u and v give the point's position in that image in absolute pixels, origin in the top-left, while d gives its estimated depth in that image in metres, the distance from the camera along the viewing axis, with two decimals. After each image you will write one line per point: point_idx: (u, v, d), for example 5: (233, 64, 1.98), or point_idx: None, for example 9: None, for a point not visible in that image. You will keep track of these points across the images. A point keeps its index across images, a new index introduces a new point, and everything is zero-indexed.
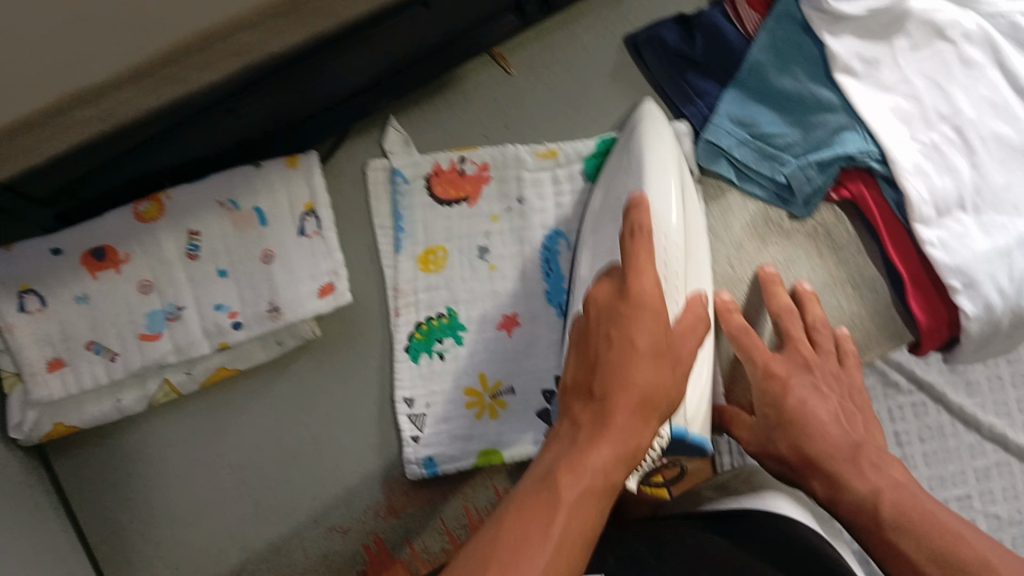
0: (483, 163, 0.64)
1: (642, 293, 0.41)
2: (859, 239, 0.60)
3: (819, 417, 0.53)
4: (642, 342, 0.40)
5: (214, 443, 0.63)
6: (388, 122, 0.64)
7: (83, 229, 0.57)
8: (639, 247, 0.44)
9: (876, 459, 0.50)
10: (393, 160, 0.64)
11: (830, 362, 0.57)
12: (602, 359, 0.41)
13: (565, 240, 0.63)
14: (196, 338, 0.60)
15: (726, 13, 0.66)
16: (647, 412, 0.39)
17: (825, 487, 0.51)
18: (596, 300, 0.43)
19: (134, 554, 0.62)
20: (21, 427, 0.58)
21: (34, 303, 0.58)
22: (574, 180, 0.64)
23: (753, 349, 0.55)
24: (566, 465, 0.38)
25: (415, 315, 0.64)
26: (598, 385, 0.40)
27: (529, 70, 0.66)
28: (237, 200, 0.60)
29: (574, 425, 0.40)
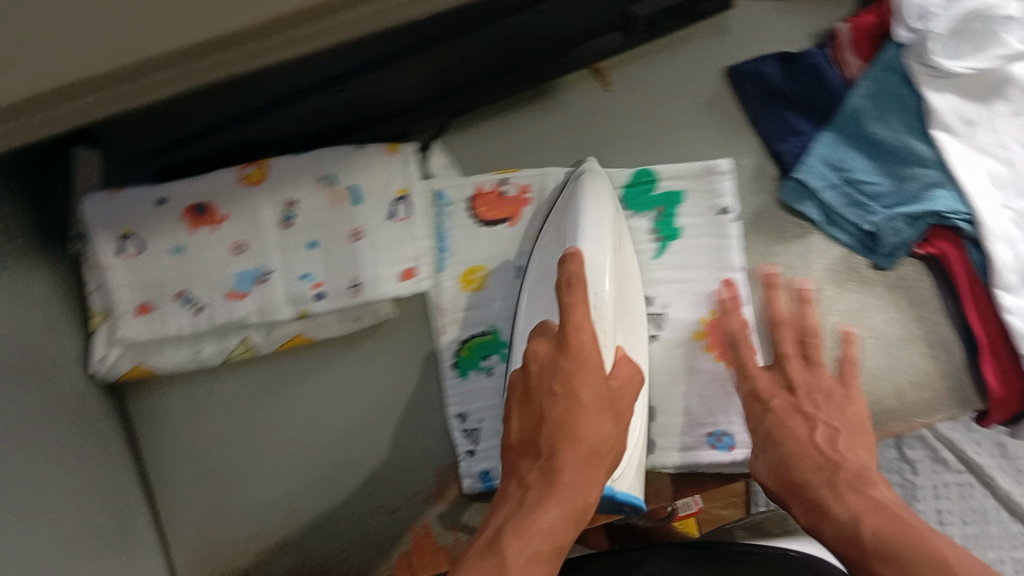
0: (524, 186, 0.65)
1: (581, 354, 0.48)
2: (937, 296, 0.63)
3: (797, 436, 0.51)
4: (584, 399, 0.47)
5: (277, 406, 0.66)
6: (432, 144, 0.66)
7: (189, 184, 0.61)
8: (574, 308, 0.50)
9: (860, 484, 0.46)
10: (435, 182, 0.65)
11: (822, 382, 0.54)
12: (551, 420, 0.47)
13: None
14: (279, 303, 0.62)
15: (829, 57, 0.65)
16: (592, 466, 0.46)
17: (807, 516, 0.47)
18: (535, 354, 0.50)
19: (185, 502, 0.64)
20: (102, 362, 0.62)
21: (132, 248, 0.61)
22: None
23: (780, 342, 0.56)
24: (512, 526, 0.44)
25: (457, 332, 0.65)
26: (545, 442, 0.47)
27: (628, 88, 0.67)
28: (336, 176, 0.62)
29: (523, 484, 0.47)
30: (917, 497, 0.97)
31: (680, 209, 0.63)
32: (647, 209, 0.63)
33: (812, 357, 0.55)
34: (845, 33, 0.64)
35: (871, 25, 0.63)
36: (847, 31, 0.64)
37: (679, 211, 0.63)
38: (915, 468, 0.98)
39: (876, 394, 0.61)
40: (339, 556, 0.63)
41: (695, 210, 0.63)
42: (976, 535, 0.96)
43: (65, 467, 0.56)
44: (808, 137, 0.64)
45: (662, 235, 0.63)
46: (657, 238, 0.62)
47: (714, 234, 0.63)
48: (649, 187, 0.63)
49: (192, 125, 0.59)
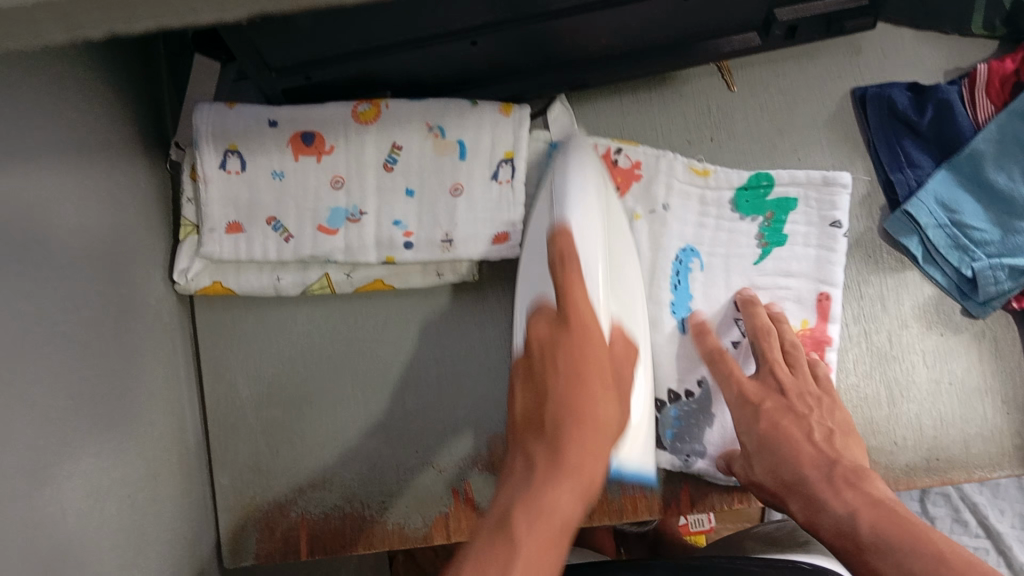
0: (637, 162, 0.63)
1: (582, 333, 0.52)
2: (1021, 352, 0.62)
3: (793, 440, 0.55)
4: (588, 380, 0.50)
5: (343, 344, 0.66)
6: (557, 97, 0.65)
7: (302, 110, 0.61)
8: (573, 283, 0.53)
9: (853, 479, 0.51)
10: (553, 135, 0.65)
11: (810, 384, 0.59)
12: (555, 395, 0.50)
13: (699, 259, 0.64)
14: (367, 245, 0.62)
15: (962, 96, 0.63)
16: (599, 436, 0.49)
17: (803, 512, 0.52)
18: (538, 337, 0.53)
19: (239, 422, 0.64)
20: (186, 272, 0.63)
21: (234, 164, 0.61)
22: (723, 207, 0.64)
23: (766, 351, 0.60)
24: (522, 503, 0.46)
25: None
26: (549, 420, 0.50)
27: (750, 92, 0.66)
28: (445, 128, 0.62)
29: (527, 460, 0.49)
30: None
31: (791, 216, 0.64)
32: (757, 213, 0.64)
33: (794, 360, 0.60)
34: (983, 73, 0.62)
35: (1009, 71, 0.62)
36: (984, 72, 0.62)
37: (787, 217, 0.64)
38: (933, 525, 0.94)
39: (944, 438, 0.61)
40: (381, 505, 0.63)
41: (805, 219, 0.63)
42: None
43: (135, 373, 0.56)
44: (926, 172, 0.63)
45: (767, 240, 0.64)
46: (762, 243, 0.63)
47: (820, 245, 0.63)
48: (763, 192, 0.63)
49: (336, 49, 0.55)
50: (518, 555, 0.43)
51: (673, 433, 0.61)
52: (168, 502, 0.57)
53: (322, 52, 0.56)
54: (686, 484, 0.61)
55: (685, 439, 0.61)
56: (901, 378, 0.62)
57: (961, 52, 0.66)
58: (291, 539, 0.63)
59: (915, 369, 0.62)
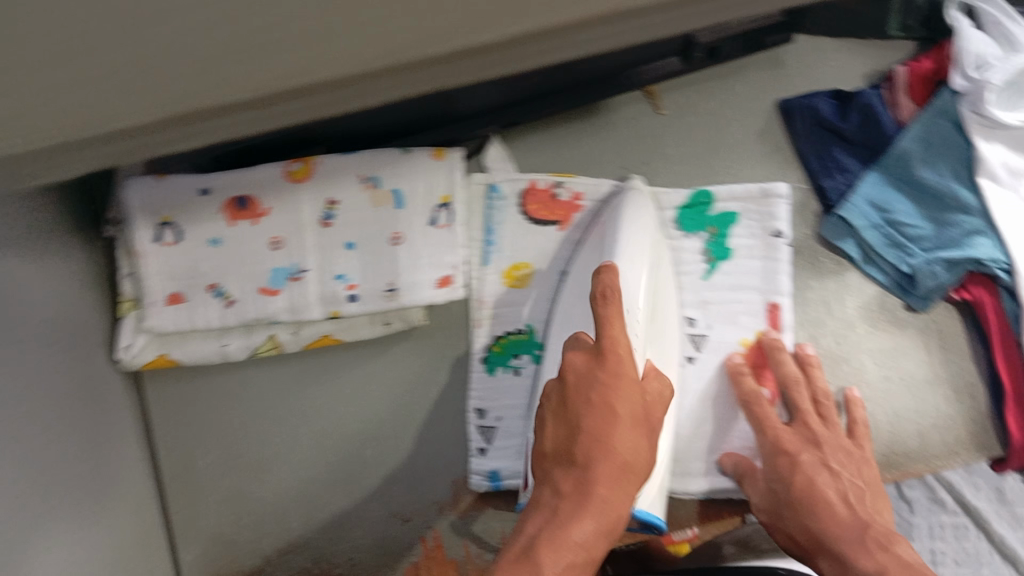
0: (579, 193, 0.66)
1: (618, 367, 0.49)
2: (966, 341, 0.64)
3: (824, 493, 0.53)
4: (622, 414, 0.48)
5: (299, 405, 0.65)
6: (490, 138, 0.66)
7: (235, 175, 0.60)
8: (611, 318, 0.50)
9: (886, 539, 0.49)
10: (493, 175, 0.66)
11: (840, 437, 0.58)
12: (584, 426, 0.48)
13: None
14: (311, 302, 0.62)
15: (884, 98, 0.65)
16: (624, 477, 0.47)
17: (833, 569, 0.49)
18: (573, 366, 0.50)
19: (198, 493, 0.63)
20: (129, 349, 0.61)
21: (169, 236, 0.60)
22: (667, 226, 0.64)
23: (797, 401, 0.60)
24: (545, 537, 0.45)
25: (495, 329, 0.65)
26: (579, 454, 0.47)
27: (679, 114, 0.67)
28: (380, 178, 0.61)
29: (556, 492, 0.47)
30: None
31: (733, 229, 0.64)
32: (699, 229, 0.64)
33: (827, 415, 0.60)
34: (903, 75, 0.64)
35: (928, 71, 0.63)
36: (904, 74, 0.64)
37: (731, 231, 0.64)
38: None
39: (901, 432, 0.63)
40: (349, 562, 0.63)
41: (748, 231, 0.64)
42: None
43: (85, 461, 0.54)
44: (855, 176, 0.64)
45: (713, 255, 0.64)
46: (708, 259, 0.63)
47: (765, 256, 0.64)
48: (705, 208, 0.64)
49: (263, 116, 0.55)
50: None
51: None
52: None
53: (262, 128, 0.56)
54: None
55: None
56: (853, 378, 0.63)
57: (878, 55, 0.68)
58: None
59: (865, 367, 0.63)
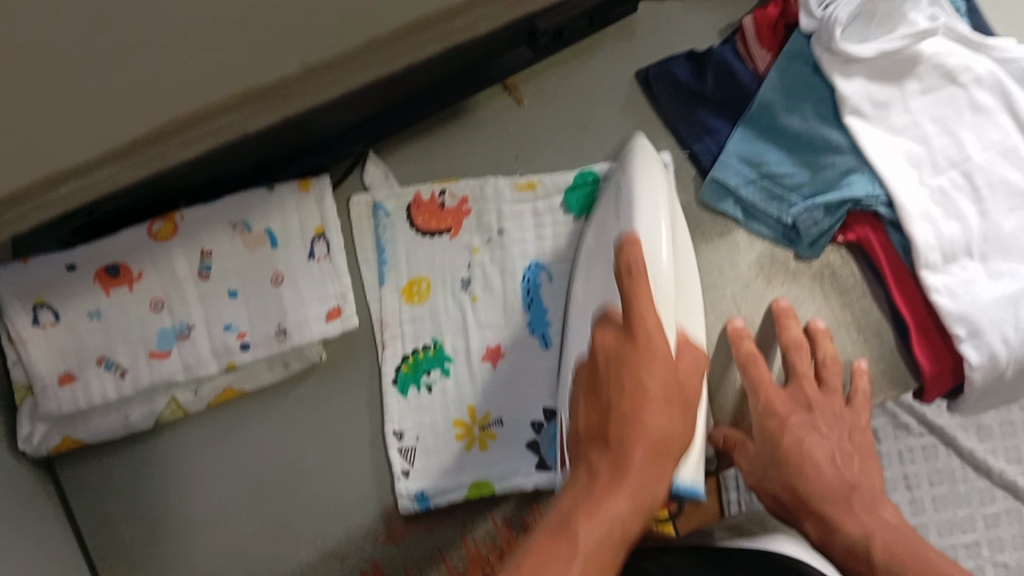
0: (463, 198, 0.66)
1: (650, 344, 0.44)
2: (864, 283, 0.62)
3: (811, 455, 0.54)
4: (652, 388, 0.43)
5: (219, 459, 0.64)
6: (368, 155, 0.66)
7: (98, 245, 0.58)
8: (639, 292, 0.46)
9: (869, 501, 0.52)
10: (375, 194, 0.66)
11: (835, 402, 0.58)
12: (615, 408, 0.43)
13: (546, 271, 0.64)
14: (205, 356, 0.61)
15: (738, 52, 0.65)
16: (660, 457, 0.42)
17: (817, 529, 0.52)
18: (603, 347, 0.46)
19: (134, 569, 0.62)
20: (31, 438, 0.60)
21: (48, 317, 0.59)
22: (557, 212, 0.65)
23: (795, 364, 0.58)
24: (582, 512, 0.40)
25: (401, 347, 0.65)
26: (612, 431, 0.43)
27: (541, 102, 0.67)
28: (250, 222, 0.61)
29: (591, 472, 0.42)
30: (884, 464, 0.97)
31: None
32: (589, 211, 0.65)
33: (825, 379, 0.59)
34: (751, 26, 0.65)
35: (775, 16, 0.64)
36: (751, 25, 0.64)
37: None
38: (878, 436, 0.98)
39: None
40: None
41: None
42: (945, 495, 0.98)
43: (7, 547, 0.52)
44: (724, 134, 0.65)
45: None
46: None
47: None
48: (592, 188, 0.64)
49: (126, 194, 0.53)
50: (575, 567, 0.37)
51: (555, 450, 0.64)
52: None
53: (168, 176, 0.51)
54: None
55: None
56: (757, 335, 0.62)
57: (728, 9, 0.69)
58: None
59: None
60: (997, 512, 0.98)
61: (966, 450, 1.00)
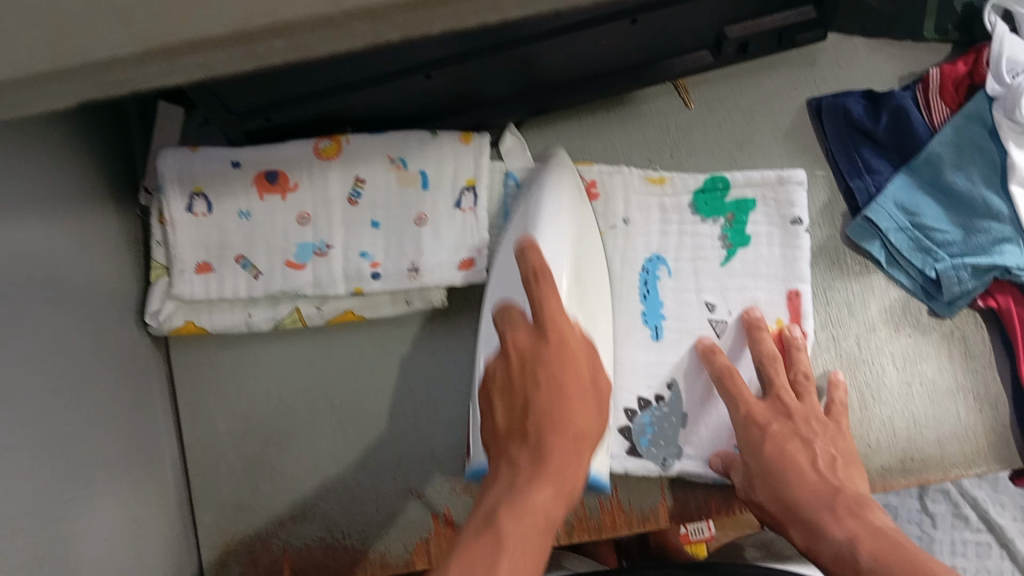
0: (593, 181, 0.65)
1: (562, 341, 0.50)
2: (991, 351, 0.63)
3: (797, 464, 0.54)
4: (569, 391, 0.48)
5: (320, 377, 0.66)
6: (507, 127, 0.67)
7: (265, 150, 0.62)
8: (548, 299, 0.51)
9: (856, 507, 0.50)
10: (509, 163, 0.66)
11: (816, 410, 0.58)
12: (533, 405, 0.48)
13: (667, 266, 0.64)
14: (336, 278, 0.63)
15: (917, 100, 0.65)
16: (577, 446, 0.48)
17: (804, 538, 0.50)
18: (517, 346, 0.51)
19: (218, 463, 0.64)
20: (158, 314, 0.62)
21: (201, 207, 0.62)
22: (684, 211, 0.65)
23: (771, 376, 0.59)
24: (506, 503, 0.45)
25: None
26: (532, 429, 0.47)
27: (706, 108, 0.68)
28: (408, 160, 0.63)
29: (511, 464, 0.47)
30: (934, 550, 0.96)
31: (752, 216, 0.64)
32: (717, 215, 0.65)
33: (802, 389, 0.59)
34: (936, 78, 0.64)
35: (963, 74, 0.64)
36: (937, 77, 0.64)
37: (749, 218, 0.65)
38: (935, 521, 0.97)
39: (920, 440, 0.60)
40: (363, 535, 0.63)
41: (766, 219, 0.64)
42: None
43: (108, 409, 0.55)
44: (884, 177, 0.64)
45: (731, 242, 0.64)
46: (726, 245, 0.64)
47: (784, 243, 0.64)
48: (721, 193, 0.64)
49: (294, 95, 0.58)
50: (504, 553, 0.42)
51: (648, 439, 0.60)
52: (152, 553, 0.56)
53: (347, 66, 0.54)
54: (664, 491, 0.60)
55: (660, 444, 0.60)
56: (873, 382, 0.61)
57: (914, 56, 0.69)
58: (273, 573, 0.62)
59: (886, 372, 0.62)
60: None
61: None
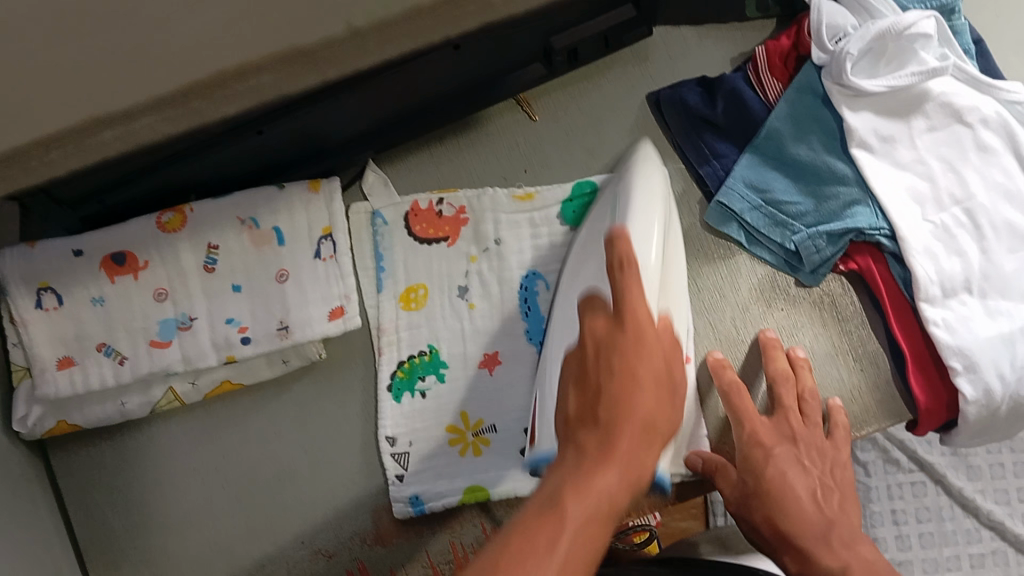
0: (461, 206, 0.66)
1: (639, 331, 0.45)
2: (862, 312, 0.63)
3: (795, 490, 0.56)
4: (644, 379, 0.43)
5: (213, 447, 0.64)
6: (366, 163, 0.67)
7: (108, 233, 0.60)
8: (631, 283, 0.46)
9: (847, 538, 0.55)
10: (374, 202, 0.66)
11: (816, 436, 0.59)
12: (604, 390, 0.43)
13: (544, 280, 0.65)
14: (205, 350, 0.61)
15: (749, 79, 0.66)
16: (647, 438, 0.42)
17: (796, 563, 0.54)
18: (593, 332, 0.46)
19: (119, 561, 0.62)
20: (25, 420, 0.59)
21: (51, 301, 0.59)
22: (553, 223, 0.66)
23: (782, 397, 0.60)
24: (569, 487, 0.39)
25: (397, 354, 0.65)
26: (603, 411, 0.43)
27: (553, 118, 0.68)
28: (258, 218, 0.62)
29: (579, 449, 0.42)
30: (871, 498, 0.97)
31: None
32: (586, 221, 0.65)
33: (807, 412, 0.60)
34: (763, 55, 0.66)
35: (788, 48, 0.65)
36: (764, 55, 0.66)
37: None
38: (867, 469, 0.98)
39: None
40: None
41: None
42: (931, 533, 0.97)
43: None
44: (731, 160, 0.65)
45: None
46: None
47: None
48: (587, 198, 0.66)
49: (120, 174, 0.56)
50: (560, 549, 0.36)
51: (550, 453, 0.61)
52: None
53: (193, 141, 0.52)
54: None
55: None
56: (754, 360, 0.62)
57: (740, 35, 0.70)
58: None
59: None
60: (982, 552, 0.96)
61: (956, 488, 0.98)
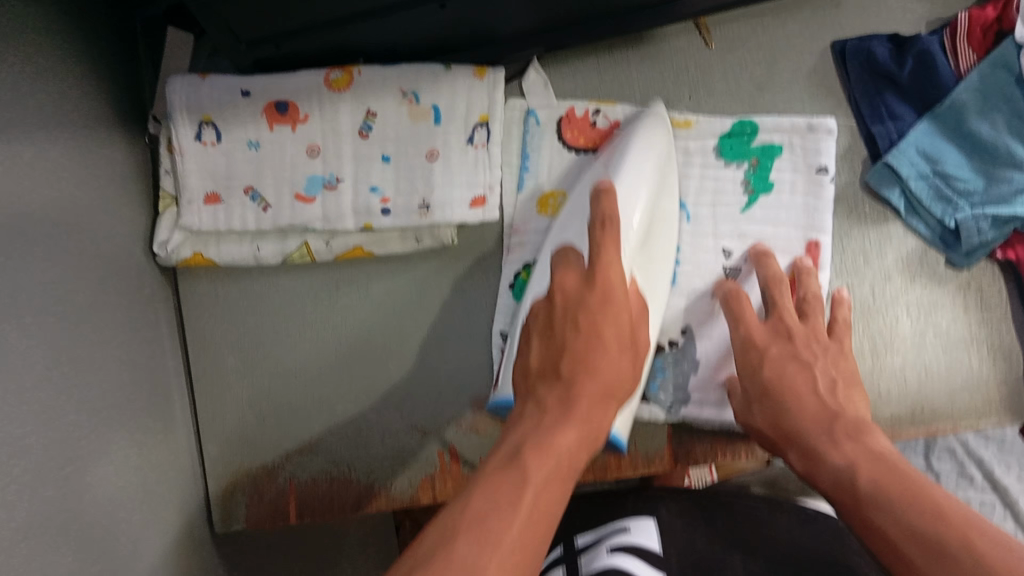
0: (616, 121, 0.65)
1: (609, 294, 0.54)
2: (1008, 303, 0.62)
3: (797, 389, 0.53)
4: (606, 335, 0.52)
5: (330, 308, 0.66)
6: (531, 61, 0.66)
7: (277, 81, 0.61)
8: (606, 244, 0.55)
9: (857, 433, 0.49)
10: (531, 100, 0.66)
11: (817, 332, 0.57)
12: (569, 349, 0.52)
13: (685, 211, 0.63)
14: (345, 212, 0.62)
15: (943, 44, 0.63)
16: (604, 399, 0.50)
17: (801, 462, 0.50)
18: (563, 288, 0.55)
19: (224, 395, 0.64)
20: (166, 245, 0.61)
21: (210, 135, 0.61)
22: (708, 155, 0.64)
23: (777, 299, 0.58)
24: (531, 442, 0.45)
25: (525, 255, 0.65)
26: (566, 369, 0.50)
27: (727, 48, 0.66)
28: (420, 93, 0.62)
29: (538, 405, 0.49)
30: None
31: (777, 163, 0.63)
32: (741, 159, 0.63)
33: (806, 310, 0.59)
34: (964, 22, 0.62)
35: (992, 19, 0.62)
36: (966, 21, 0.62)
37: (774, 164, 0.64)
38: None
39: (930, 390, 0.60)
40: (370, 472, 0.63)
41: (791, 166, 0.63)
42: None
43: (115, 333, 0.55)
44: (907, 124, 0.63)
45: (753, 187, 0.63)
46: (748, 191, 0.63)
47: (807, 193, 0.63)
48: (747, 138, 0.63)
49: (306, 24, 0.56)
50: (525, 486, 0.42)
51: (657, 384, 0.60)
52: (159, 489, 0.55)
53: None
54: (670, 436, 0.60)
55: (668, 390, 0.60)
56: (886, 332, 0.61)
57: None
58: (280, 505, 0.62)
59: (899, 322, 0.61)
60: None
61: None
